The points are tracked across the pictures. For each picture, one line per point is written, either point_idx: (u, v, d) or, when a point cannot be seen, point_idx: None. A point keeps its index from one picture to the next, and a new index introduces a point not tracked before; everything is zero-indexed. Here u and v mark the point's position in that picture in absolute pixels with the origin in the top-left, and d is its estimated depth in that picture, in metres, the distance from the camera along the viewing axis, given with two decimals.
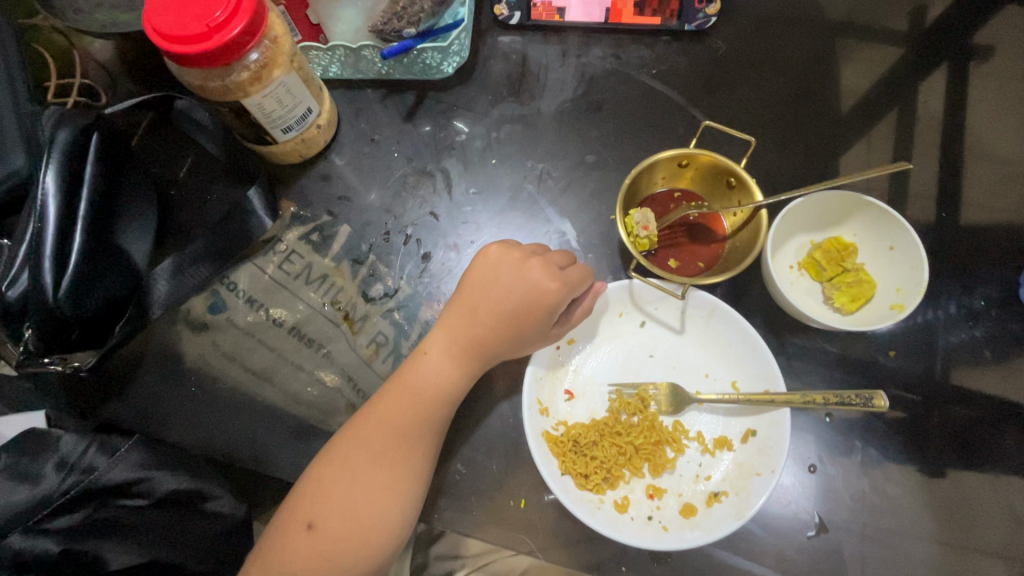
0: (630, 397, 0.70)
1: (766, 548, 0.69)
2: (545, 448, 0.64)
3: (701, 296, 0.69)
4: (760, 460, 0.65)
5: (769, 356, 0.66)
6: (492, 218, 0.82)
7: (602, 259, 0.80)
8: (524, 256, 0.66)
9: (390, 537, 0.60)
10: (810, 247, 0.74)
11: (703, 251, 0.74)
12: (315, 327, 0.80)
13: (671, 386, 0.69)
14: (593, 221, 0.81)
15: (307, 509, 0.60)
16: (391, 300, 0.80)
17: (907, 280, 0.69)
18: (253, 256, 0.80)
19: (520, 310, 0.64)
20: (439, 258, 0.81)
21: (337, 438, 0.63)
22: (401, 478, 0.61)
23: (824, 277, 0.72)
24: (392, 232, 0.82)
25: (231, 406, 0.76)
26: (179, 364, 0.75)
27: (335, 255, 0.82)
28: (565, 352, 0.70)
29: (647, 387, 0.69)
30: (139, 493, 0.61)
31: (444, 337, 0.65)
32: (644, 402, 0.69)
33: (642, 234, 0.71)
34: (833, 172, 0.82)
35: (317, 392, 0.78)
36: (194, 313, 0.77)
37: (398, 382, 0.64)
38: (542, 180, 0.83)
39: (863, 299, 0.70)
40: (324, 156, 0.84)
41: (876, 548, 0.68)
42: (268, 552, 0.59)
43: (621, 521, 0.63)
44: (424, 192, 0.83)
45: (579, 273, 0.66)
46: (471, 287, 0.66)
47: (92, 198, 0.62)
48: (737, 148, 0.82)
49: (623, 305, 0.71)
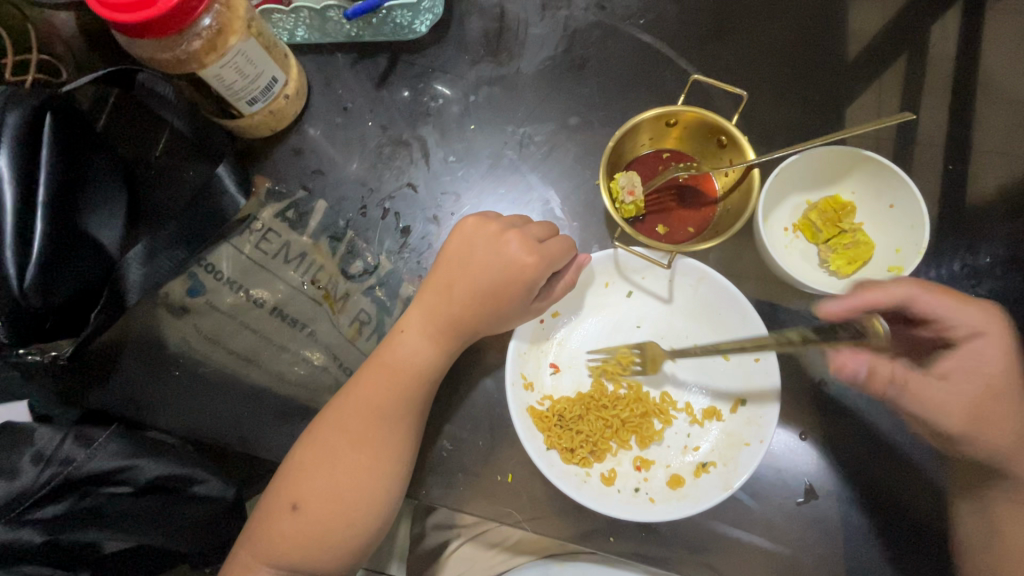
0: (611, 361, 0.68)
1: (755, 516, 0.69)
2: (530, 423, 0.63)
3: (690, 264, 0.66)
4: (749, 430, 0.64)
5: (760, 325, 0.64)
6: (473, 188, 0.79)
7: (589, 227, 0.76)
8: (501, 229, 0.63)
9: (376, 515, 0.60)
10: (806, 208, 0.70)
11: (693, 216, 0.70)
12: (297, 307, 0.78)
13: (645, 344, 0.67)
14: (578, 188, 0.78)
15: (292, 490, 0.59)
16: (372, 277, 0.78)
17: (907, 240, 0.65)
18: (229, 235, 0.78)
19: (498, 285, 0.61)
20: (419, 232, 0.78)
21: (319, 420, 0.62)
22: (384, 458, 0.61)
23: (819, 239, 0.69)
24: (370, 206, 0.79)
25: (219, 390, 0.76)
26: (161, 349, 0.75)
27: (312, 232, 0.79)
28: (549, 325, 0.68)
29: (628, 348, 0.67)
30: (122, 480, 0.61)
31: (420, 314, 0.63)
32: (625, 365, 0.67)
33: (628, 200, 0.67)
34: (835, 125, 0.77)
35: (305, 371, 0.77)
36: (173, 297, 0.76)
37: (375, 362, 0.63)
38: (523, 146, 0.79)
39: (860, 262, 0.67)
40: (296, 128, 0.81)
41: (869, 514, 0.68)
42: (257, 536, 0.58)
43: (608, 493, 0.62)
44: (400, 162, 0.79)
45: (560, 243, 0.63)
46: (447, 263, 0.64)
47: (51, 183, 0.58)
48: (732, 102, 0.77)
49: (609, 275, 0.68)
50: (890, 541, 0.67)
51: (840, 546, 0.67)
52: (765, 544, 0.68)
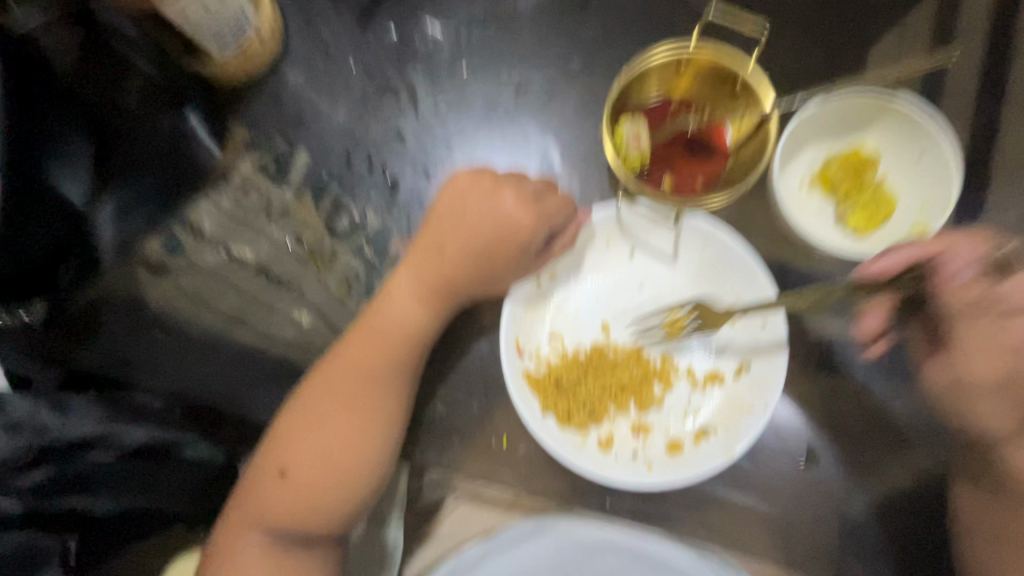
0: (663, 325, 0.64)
1: (756, 480, 0.67)
2: (524, 388, 0.61)
3: (697, 223, 0.63)
4: (752, 394, 0.62)
5: (768, 284, 0.61)
6: (466, 138, 0.72)
7: (590, 181, 0.71)
8: (496, 183, 0.58)
9: (367, 482, 0.58)
10: (826, 160, 0.63)
11: (703, 169, 0.64)
12: (283, 265, 0.74)
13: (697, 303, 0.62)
14: (581, 138, 0.71)
15: (279, 456, 0.57)
16: (360, 235, 0.73)
17: (931, 196, 0.60)
18: (206, 190, 0.75)
19: (492, 244, 0.58)
20: (408, 186, 0.73)
21: (306, 384, 0.59)
22: (373, 425, 0.58)
23: (837, 195, 0.62)
24: (356, 158, 0.74)
25: (205, 352, 0.73)
26: (143, 310, 0.73)
27: (296, 186, 0.74)
28: (547, 287, 0.65)
29: (676, 310, 0.63)
30: (102, 446, 0.58)
31: (408, 275, 0.60)
32: (677, 327, 0.63)
33: (632, 150, 0.62)
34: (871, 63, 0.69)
35: (294, 332, 0.73)
36: (151, 254, 0.74)
37: (363, 325, 0.60)
38: (521, 92, 0.72)
39: (880, 219, 0.61)
40: (274, 73, 0.75)
41: (873, 480, 0.66)
42: (246, 502, 0.57)
43: (605, 460, 0.60)
44: (389, 110, 0.74)
45: (558, 203, 0.58)
46: (439, 220, 0.59)
47: (10, 137, 0.53)
48: (751, 42, 0.70)
49: (611, 234, 0.64)
50: (894, 508, 0.66)
51: (843, 511, 0.66)
52: (762, 509, 0.67)
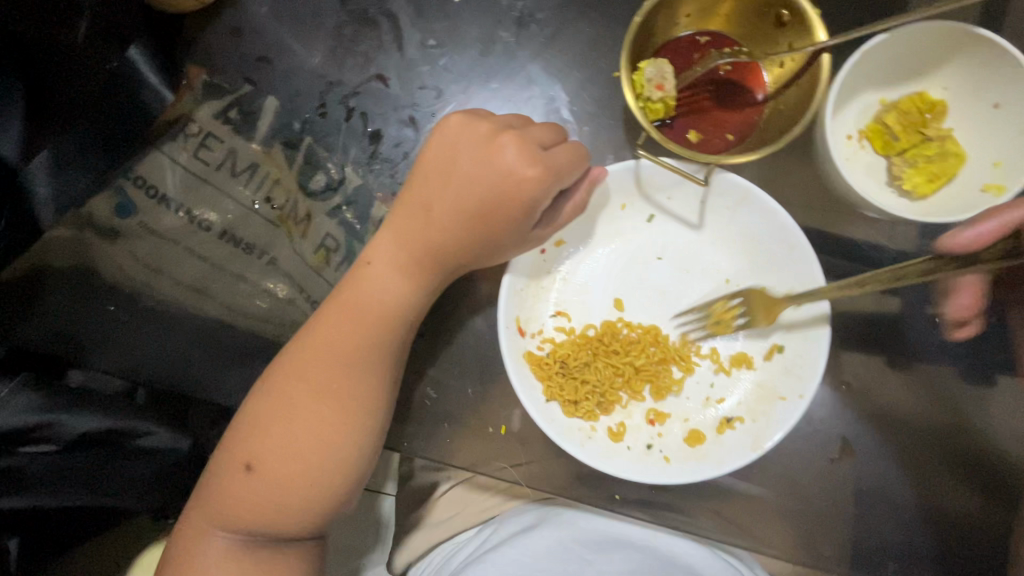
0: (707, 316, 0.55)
1: (778, 466, 0.61)
2: (526, 371, 0.53)
3: (730, 180, 0.53)
4: (786, 382, 0.54)
5: (811, 254, 0.51)
6: (458, 81, 0.62)
7: (603, 133, 0.61)
8: (494, 131, 0.49)
9: (347, 476, 0.51)
10: (880, 109, 0.54)
11: (733, 119, 0.55)
12: (251, 230, 0.65)
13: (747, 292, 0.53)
14: (592, 82, 0.61)
15: (245, 449, 0.50)
16: (338, 195, 0.64)
17: (1011, 150, 0.50)
18: (159, 143, 0.65)
19: (488, 205, 0.48)
20: (392, 137, 0.63)
21: (274, 366, 0.52)
22: (353, 414, 0.51)
23: (893, 150, 0.53)
24: (330, 105, 0.64)
25: (167, 328, 0.65)
26: (93, 276, 0.65)
27: (263, 138, 0.64)
28: (551, 257, 0.56)
29: (724, 302, 0.55)
30: (43, 437, 0.53)
31: (390, 242, 0.51)
32: (726, 320, 0.54)
33: (655, 95, 0.52)
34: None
35: (267, 305, 0.65)
36: (99, 218, 0.64)
37: (338, 299, 0.52)
38: (522, 26, 0.62)
39: (945, 178, 0.52)
40: (234, 3, 0.64)
41: (908, 472, 0.60)
42: (208, 499, 0.50)
43: (615, 452, 0.53)
44: (367, 47, 0.63)
45: (570, 154, 0.49)
46: (427, 175, 0.50)
47: None
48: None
49: (626, 195, 0.56)
50: (930, 502, 0.60)
51: (871, 502, 0.60)
52: (788, 505, 0.61)
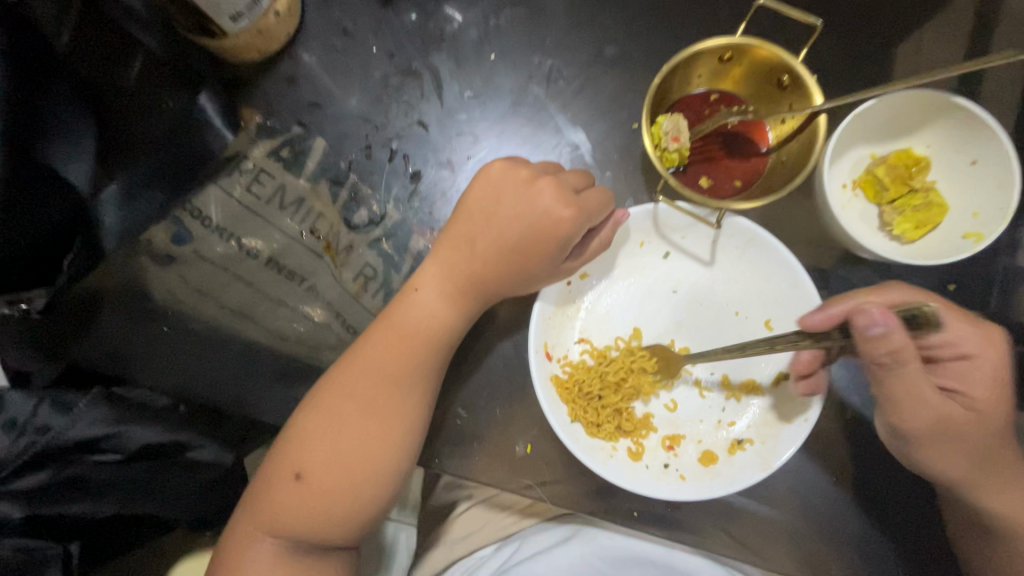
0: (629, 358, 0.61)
1: (784, 485, 0.65)
2: (554, 393, 0.57)
3: (741, 224, 0.59)
4: (791, 407, 0.59)
5: (812, 292, 0.57)
6: (492, 128, 0.69)
7: (623, 176, 0.67)
8: (533, 176, 0.55)
9: (386, 488, 0.55)
10: (871, 162, 0.61)
11: (740, 167, 0.62)
12: (294, 257, 0.71)
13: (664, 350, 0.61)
14: (615, 131, 0.68)
15: (294, 459, 0.54)
16: (379, 229, 0.70)
17: (990, 202, 0.56)
18: (216, 176, 0.70)
19: (525, 241, 0.54)
20: (431, 177, 0.69)
21: (324, 383, 0.56)
22: (394, 431, 0.55)
23: (883, 198, 0.60)
24: (375, 147, 0.70)
25: (211, 347, 0.70)
26: (146, 299, 0.69)
27: (310, 174, 0.71)
28: (576, 288, 0.62)
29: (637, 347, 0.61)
30: (109, 448, 0.57)
31: (436, 272, 0.57)
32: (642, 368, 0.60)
33: (671, 146, 0.59)
34: (915, 53, 0.64)
35: (305, 328, 0.70)
36: (157, 244, 0.69)
37: (384, 323, 0.57)
38: (551, 81, 0.69)
39: (929, 226, 0.58)
40: (291, 54, 0.71)
41: (908, 495, 0.64)
42: (258, 506, 0.54)
43: (635, 470, 0.57)
44: (410, 96, 0.70)
45: (599, 199, 0.55)
46: (469, 214, 0.56)
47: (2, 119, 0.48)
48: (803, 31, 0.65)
49: (645, 234, 0.61)
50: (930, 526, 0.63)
51: (872, 519, 0.64)
52: (795, 524, 0.64)
